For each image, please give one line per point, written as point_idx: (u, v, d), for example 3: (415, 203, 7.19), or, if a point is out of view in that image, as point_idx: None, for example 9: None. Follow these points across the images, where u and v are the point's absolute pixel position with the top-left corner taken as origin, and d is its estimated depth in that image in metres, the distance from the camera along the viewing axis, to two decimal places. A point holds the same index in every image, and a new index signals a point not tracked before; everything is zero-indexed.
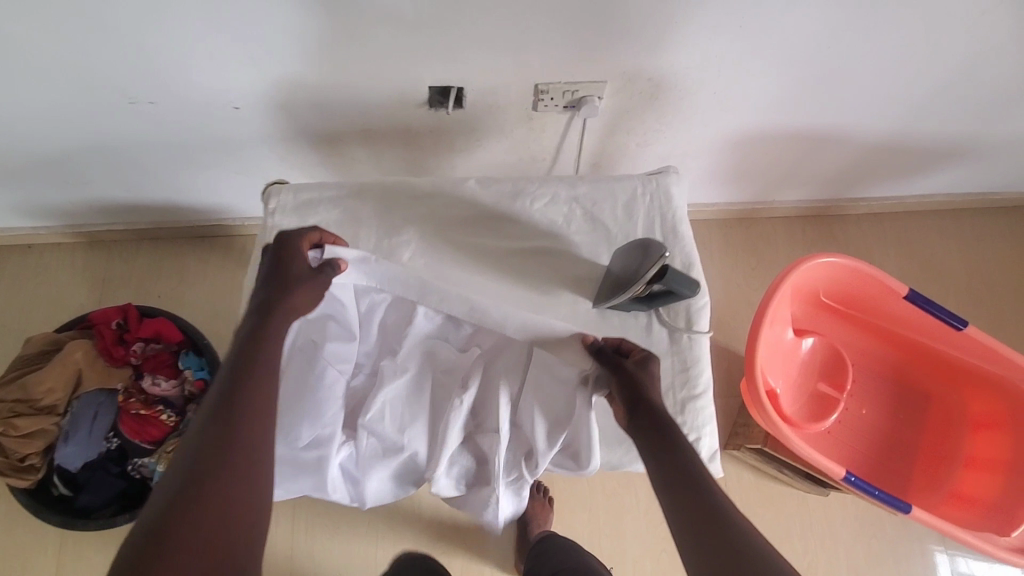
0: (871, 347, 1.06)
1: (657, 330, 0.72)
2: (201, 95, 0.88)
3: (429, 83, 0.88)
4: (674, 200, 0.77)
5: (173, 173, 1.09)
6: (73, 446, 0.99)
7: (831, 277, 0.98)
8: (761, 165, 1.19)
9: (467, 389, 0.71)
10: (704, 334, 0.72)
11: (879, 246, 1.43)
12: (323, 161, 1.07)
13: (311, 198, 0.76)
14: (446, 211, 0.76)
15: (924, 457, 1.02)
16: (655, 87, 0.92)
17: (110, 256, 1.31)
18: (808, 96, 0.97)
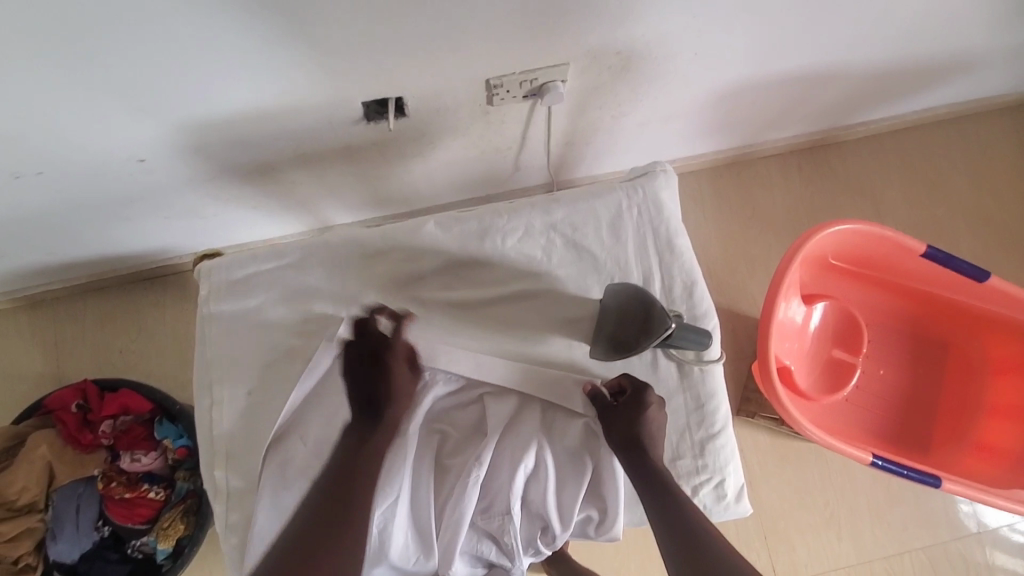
0: (884, 303, 1.00)
1: (664, 366, 0.65)
2: (96, 154, 0.75)
3: (362, 98, 0.75)
4: (666, 209, 0.67)
5: (96, 228, 0.96)
6: (63, 542, 0.93)
7: (841, 241, 0.90)
8: (749, 113, 1.07)
9: (478, 460, 0.60)
10: (717, 362, 0.64)
11: (881, 172, 1.32)
12: (261, 191, 0.94)
13: (248, 275, 0.65)
14: (408, 265, 0.66)
15: (946, 411, 0.98)
16: (626, 60, 0.79)
17: (57, 315, 1.20)
18: (797, 39, 0.84)
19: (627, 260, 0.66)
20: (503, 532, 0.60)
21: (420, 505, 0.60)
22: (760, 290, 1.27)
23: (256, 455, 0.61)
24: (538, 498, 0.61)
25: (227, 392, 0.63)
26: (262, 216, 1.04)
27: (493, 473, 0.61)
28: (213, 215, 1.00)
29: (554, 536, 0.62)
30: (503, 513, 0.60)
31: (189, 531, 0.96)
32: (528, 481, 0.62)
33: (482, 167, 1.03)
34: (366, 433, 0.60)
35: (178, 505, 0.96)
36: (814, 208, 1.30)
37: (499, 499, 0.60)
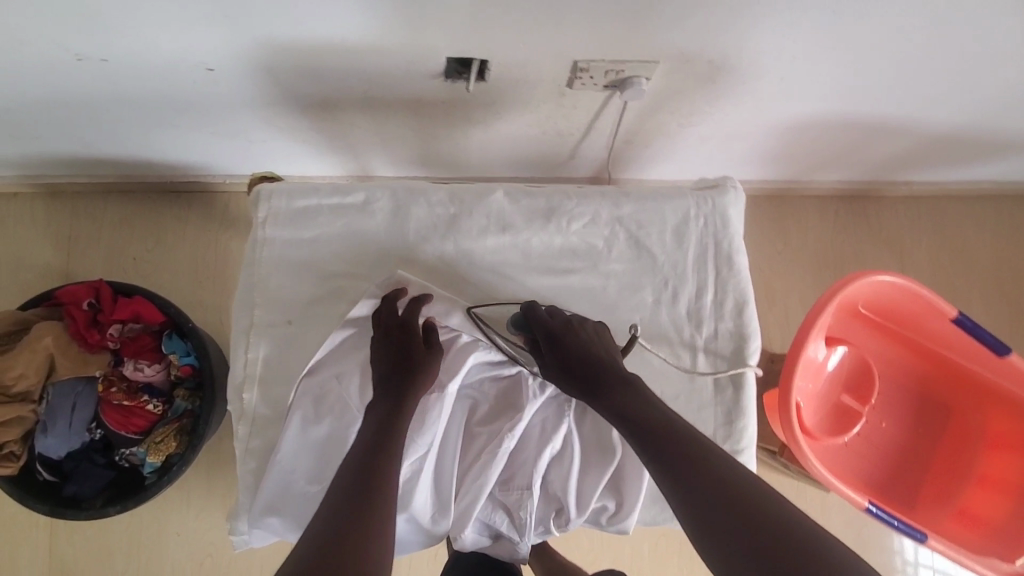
0: (899, 358, 1.02)
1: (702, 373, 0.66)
2: (167, 55, 0.73)
3: (448, 54, 0.73)
4: (732, 225, 0.67)
5: (141, 130, 0.94)
6: (53, 438, 0.92)
7: (875, 291, 0.91)
8: (807, 149, 1.08)
9: (513, 430, 0.60)
10: (753, 373, 0.66)
11: (914, 233, 1.34)
12: (316, 126, 0.92)
13: (308, 206, 0.64)
14: (470, 229, 0.65)
15: (937, 470, 1.00)
16: (715, 71, 0.78)
17: (77, 210, 1.17)
18: (880, 86, 0.84)
19: (685, 267, 0.67)
20: (519, 506, 0.61)
21: (445, 466, 0.60)
22: (774, 323, 1.28)
23: (286, 387, 0.60)
24: (558, 481, 0.62)
25: (268, 319, 0.62)
26: (308, 152, 1.03)
27: (522, 448, 0.62)
28: (260, 140, 0.98)
29: (567, 520, 0.62)
30: (524, 488, 0.61)
31: (180, 450, 0.95)
32: (553, 460, 0.62)
33: (537, 147, 1.02)
34: (392, 408, 0.55)
35: (173, 422, 0.96)
36: (842, 254, 1.32)
37: (522, 472, 0.61)
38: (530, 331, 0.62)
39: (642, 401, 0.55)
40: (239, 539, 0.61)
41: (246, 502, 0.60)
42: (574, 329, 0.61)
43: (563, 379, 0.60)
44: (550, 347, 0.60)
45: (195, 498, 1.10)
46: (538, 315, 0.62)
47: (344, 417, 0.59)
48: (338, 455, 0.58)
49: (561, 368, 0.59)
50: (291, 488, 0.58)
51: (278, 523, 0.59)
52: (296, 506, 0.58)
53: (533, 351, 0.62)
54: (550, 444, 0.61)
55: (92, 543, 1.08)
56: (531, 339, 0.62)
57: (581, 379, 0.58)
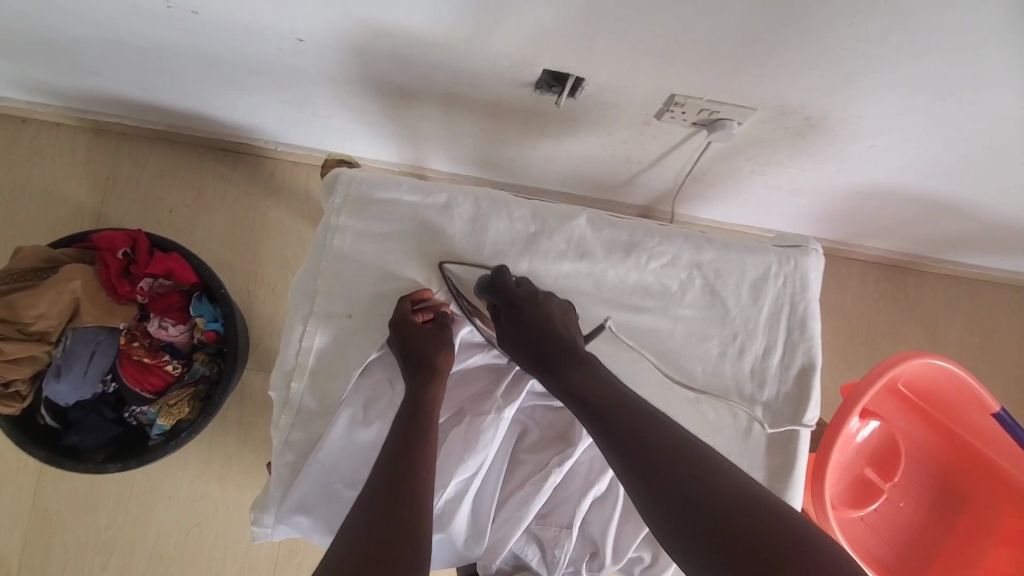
0: (927, 440, 1.01)
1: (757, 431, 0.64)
2: (260, 19, 0.70)
3: (546, 66, 0.71)
4: (811, 289, 0.66)
5: (208, 85, 0.91)
6: (65, 384, 0.88)
7: (919, 372, 0.90)
8: (868, 215, 1.06)
9: (562, 465, 0.58)
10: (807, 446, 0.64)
11: (949, 313, 1.33)
12: (386, 112, 0.90)
13: (388, 199, 0.62)
14: (547, 250, 0.63)
15: (944, 557, 0.99)
16: (807, 127, 0.77)
17: (119, 152, 1.14)
18: (965, 168, 0.83)
19: (756, 324, 0.65)
20: (554, 544, 0.58)
21: (486, 491, 0.58)
22: None
23: (338, 384, 0.58)
24: (598, 524, 0.59)
25: (328, 309, 0.59)
26: (370, 135, 1.00)
27: (566, 484, 0.60)
28: (324, 116, 0.95)
29: (600, 566, 0.59)
30: (562, 526, 0.58)
31: (191, 417, 0.92)
32: (596, 502, 0.60)
33: (601, 169, 1.00)
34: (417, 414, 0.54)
35: (189, 387, 0.93)
36: (876, 323, 1.31)
37: (562, 508, 0.59)
38: (492, 300, 0.60)
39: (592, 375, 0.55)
40: (260, 531, 0.58)
41: (275, 495, 0.57)
42: (535, 299, 0.59)
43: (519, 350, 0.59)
44: (509, 315, 0.59)
45: (191, 466, 1.07)
46: (502, 283, 0.60)
47: None
48: None
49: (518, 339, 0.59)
50: (328, 489, 0.56)
51: (306, 522, 0.56)
52: (329, 507, 0.56)
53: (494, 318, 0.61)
54: (597, 486, 0.59)
55: (80, 494, 1.05)
56: (494, 307, 0.61)
57: (538, 352, 0.58)
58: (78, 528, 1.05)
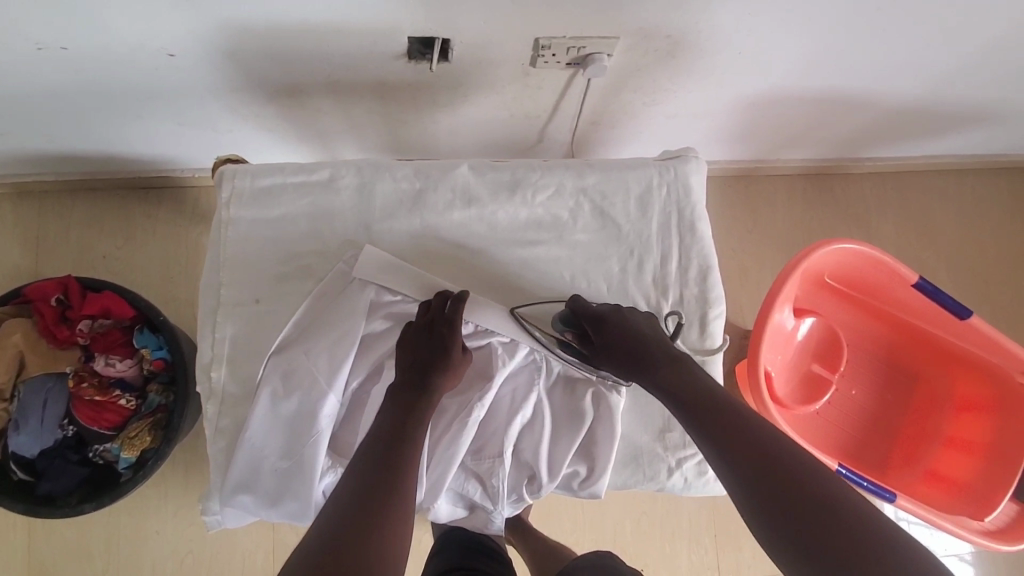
0: (867, 327, 1.05)
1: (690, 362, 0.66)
2: (127, 41, 0.72)
3: (409, 34, 0.74)
4: (694, 193, 0.69)
5: (104, 122, 0.93)
6: (24, 436, 0.90)
7: (839, 260, 0.94)
8: (771, 126, 1.10)
9: (482, 399, 0.61)
10: (718, 340, 0.67)
11: (878, 209, 1.37)
12: (283, 113, 0.92)
13: (273, 184, 0.64)
14: (436, 204, 0.65)
15: (906, 437, 1.03)
16: (674, 47, 0.80)
17: (43, 210, 1.15)
18: (836, 58, 0.87)
19: (649, 235, 0.68)
20: (490, 475, 0.62)
21: None
22: (748, 302, 1.30)
23: (254, 365, 0.60)
24: (529, 449, 0.62)
25: (235, 298, 0.62)
26: (278, 142, 1.02)
27: (495, 418, 0.63)
28: (227, 131, 0.97)
29: (539, 486, 0.63)
30: (495, 456, 0.61)
31: (155, 445, 0.94)
32: (524, 430, 0.63)
33: (507, 131, 1.03)
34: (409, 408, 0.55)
35: (147, 418, 0.94)
36: (812, 231, 1.35)
37: (493, 441, 0.62)
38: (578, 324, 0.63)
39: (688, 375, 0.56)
40: (212, 519, 0.61)
41: (217, 482, 0.60)
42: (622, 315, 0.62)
43: (612, 363, 0.60)
44: (598, 332, 0.61)
45: (172, 497, 1.08)
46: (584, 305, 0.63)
47: (314, 390, 0.58)
48: (307, 429, 0.58)
49: (609, 353, 0.60)
50: (263, 465, 0.58)
51: (250, 501, 0.58)
52: (268, 483, 0.58)
53: (581, 342, 0.63)
54: (519, 414, 0.62)
55: (68, 547, 1.06)
56: (578, 332, 0.63)
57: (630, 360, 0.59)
58: None
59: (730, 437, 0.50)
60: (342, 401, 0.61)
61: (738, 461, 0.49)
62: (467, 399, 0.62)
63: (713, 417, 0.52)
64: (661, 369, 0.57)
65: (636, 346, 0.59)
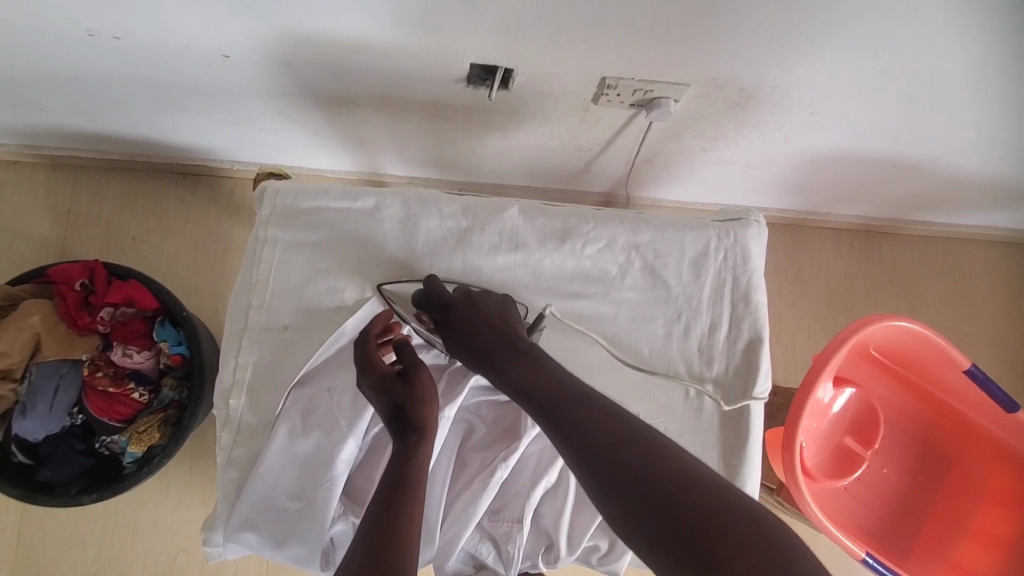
0: (906, 405, 1.00)
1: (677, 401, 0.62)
2: (181, 38, 0.70)
3: (470, 61, 0.71)
4: (752, 261, 0.65)
5: (149, 110, 0.91)
6: (31, 420, 0.89)
7: (888, 335, 0.89)
8: (830, 182, 1.05)
9: (506, 461, 0.58)
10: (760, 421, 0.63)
11: (926, 275, 1.31)
12: (329, 120, 0.89)
13: (315, 208, 0.61)
14: (480, 245, 0.62)
15: (931, 523, 0.98)
16: (745, 99, 0.76)
17: (77, 186, 1.14)
18: (913, 126, 0.82)
19: (699, 301, 0.64)
20: (506, 540, 0.58)
21: (433, 493, 0.58)
22: (779, 357, 1.25)
23: (275, 396, 0.57)
24: (550, 515, 0.59)
25: (262, 322, 0.59)
26: (318, 145, 0.99)
27: (518, 480, 0.59)
28: (269, 130, 0.94)
29: (556, 556, 0.59)
30: (514, 520, 0.58)
31: (163, 442, 0.92)
32: (546, 495, 0.60)
33: (554, 160, 0.99)
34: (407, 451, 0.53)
35: (158, 413, 0.92)
36: (854, 290, 1.29)
37: (513, 502, 0.58)
38: (428, 308, 0.59)
39: (535, 370, 0.53)
40: (213, 550, 0.58)
41: (223, 513, 0.57)
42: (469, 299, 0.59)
43: (464, 353, 0.57)
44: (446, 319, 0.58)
45: (173, 491, 1.07)
46: (438, 287, 0.59)
47: (334, 432, 0.56)
48: (322, 472, 0.55)
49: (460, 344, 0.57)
50: (271, 503, 0.55)
51: (255, 538, 0.56)
52: (275, 523, 0.55)
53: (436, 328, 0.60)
54: (541, 479, 0.59)
55: (65, 528, 1.05)
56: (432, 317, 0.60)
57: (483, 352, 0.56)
58: (65, 562, 1.04)
59: (581, 440, 0.47)
60: (362, 443, 0.58)
61: (596, 464, 0.45)
62: (489, 458, 0.59)
63: (559, 414, 0.48)
64: (509, 362, 0.54)
65: (482, 337, 0.56)
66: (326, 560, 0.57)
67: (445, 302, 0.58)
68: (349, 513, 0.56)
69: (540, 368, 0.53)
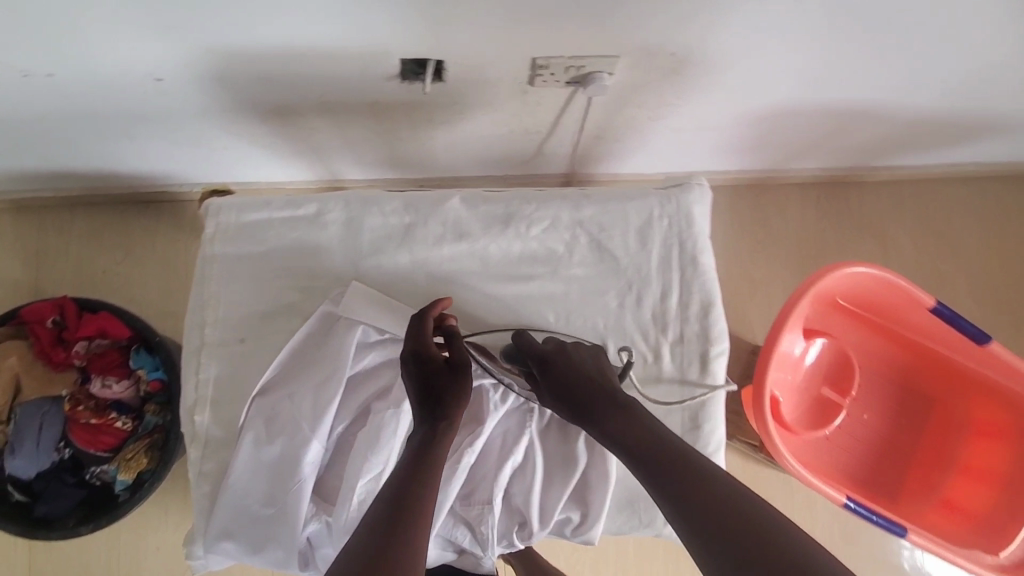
0: (881, 350, 1.00)
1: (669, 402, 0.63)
2: (112, 67, 0.70)
3: (399, 56, 0.71)
4: (697, 225, 0.65)
5: (98, 142, 0.91)
6: (19, 459, 0.90)
7: (852, 283, 0.89)
8: (784, 138, 1.05)
9: (470, 446, 0.59)
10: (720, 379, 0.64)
11: (895, 219, 1.32)
12: (276, 132, 0.90)
13: (257, 220, 0.62)
14: (425, 238, 0.63)
15: (918, 463, 0.99)
16: (678, 64, 0.76)
17: (42, 225, 1.14)
18: (852, 73, 0.82)
19: (648, 269, 0.65)
20: (479, 521, 0.59)
21: None
22: (757, 316, 1.26)
23: (238, 408, 0.59)
24: (520, 494, 0.60)
25: (218, 337, 0.60)
26: (272, 158, 1.00)
27: (487, 465, 0.60)
28: (221, 149, 0.95)
29: (529, 534, 0.61)
30: (484, 503, 0.59)
31: (152, 466, 0.93)
32: (514, 475, 0.61)
33: (507, 147, 0.99)
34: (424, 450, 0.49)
35: (144, 439, 0.94)
36: (825, 242, 1.30)
37: (483, 486, 0.60)
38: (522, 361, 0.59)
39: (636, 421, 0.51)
40: (197, 563, 0.59)
41: (200, 527, 0.58)
42: (567, 352, 0.58)
43: (557, 403, 0.56)
44: (541, 371, 0.57)
45: (172, 513, 1.08)
46: (528, 341, 0.60)
47: (297, 436, 0.57)
48: (290, 476, 0.56)
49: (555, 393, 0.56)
50: (245, 511, 0.56)
51: (234, 547, 0.57)
52: (251, 530, 0.56)
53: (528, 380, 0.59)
54: (508, 461, 0.60)
55: (71, 561, 1.07)
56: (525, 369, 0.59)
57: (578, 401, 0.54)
58: None
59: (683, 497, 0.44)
60: (326, 444, 0.59)
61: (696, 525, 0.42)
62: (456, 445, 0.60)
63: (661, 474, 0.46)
64: (608, 414, 0.52)
65: (576, 383, 0.55)
66: (304, 560, 0.58)
67: (546, 357, 0.58)
68: (320, 512, 0.57)
69: (642, 425, 0.51)
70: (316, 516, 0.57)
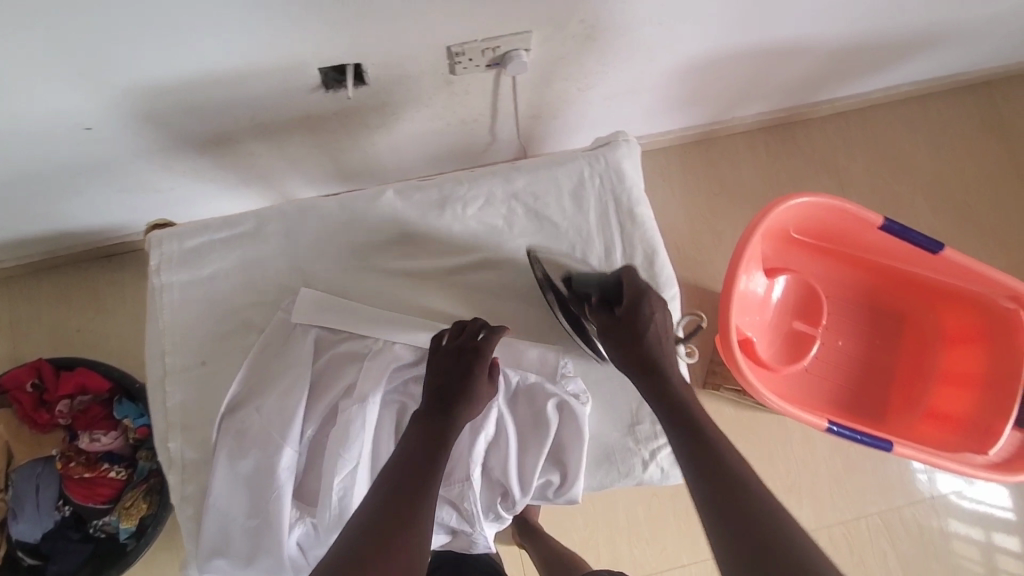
0: (845, 276, 1.02)
1: None
2: (39, 122, 0.72)
3: (316, 66, 0.72)
4: (628, 178, 0.67)
5: (45, 202, 0.92)
6: (21, 524, 0.91)
7: (801, 214, 0.91)
8: (717, 88, 1.07)
9: None
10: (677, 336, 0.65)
11: (846, 150, 1.34)
12: (218, 162, 0.91)
13: (199, 244, 0.63)
14: (367, 235, 0.64)
15: (900, 381, 1.00)
16: (591, 30, 0.78)
17: (10, 296, 1.15)
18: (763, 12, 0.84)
19: (588, 228, 0.66)
20: (462, 498, 0.61)
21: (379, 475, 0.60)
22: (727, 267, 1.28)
23: (208, 428, 0.60)
24: (498, 466, 0.61)
25: (180, 363, 0.61)
26: (222, 190, 1.01)
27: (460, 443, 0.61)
28: (169, 190, 0.96)
29: (513, 502, 0.62)
30: (464, 480, 0.60)
31: (153, 510, 0.94)
32: (489, 449, 0.62)
33: (449, 141, 1.01)
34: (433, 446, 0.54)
35: (140, 485, 0.94)
36: (780, 184, 1.32)
37: (459, 465, 0.61)
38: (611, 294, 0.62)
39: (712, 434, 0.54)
40: None
41: (191, 548, 0.59)
42: (653, 305, 0.61)
43: (625, 347, 0.60)
44: (627, 310, 0.61)
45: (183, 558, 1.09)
46: (637, 282, 0.62)
47: (269, 446, 0.58)
48: (267, 486, 0.57)
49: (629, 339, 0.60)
50: (230, 527, 0.58)
51: (225, 563, 0.58)
52: (240, 544, 0.57)
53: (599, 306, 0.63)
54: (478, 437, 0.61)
55: None
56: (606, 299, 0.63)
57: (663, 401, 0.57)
58: None
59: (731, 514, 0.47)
60: (300, 449, 0.60)
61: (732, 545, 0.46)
62: None
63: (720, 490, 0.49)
64: (677, 409, 0.56)
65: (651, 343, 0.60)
66: (297, 565, 0.60)
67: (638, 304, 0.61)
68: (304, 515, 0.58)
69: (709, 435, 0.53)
70: (301, 520, 0.59)
